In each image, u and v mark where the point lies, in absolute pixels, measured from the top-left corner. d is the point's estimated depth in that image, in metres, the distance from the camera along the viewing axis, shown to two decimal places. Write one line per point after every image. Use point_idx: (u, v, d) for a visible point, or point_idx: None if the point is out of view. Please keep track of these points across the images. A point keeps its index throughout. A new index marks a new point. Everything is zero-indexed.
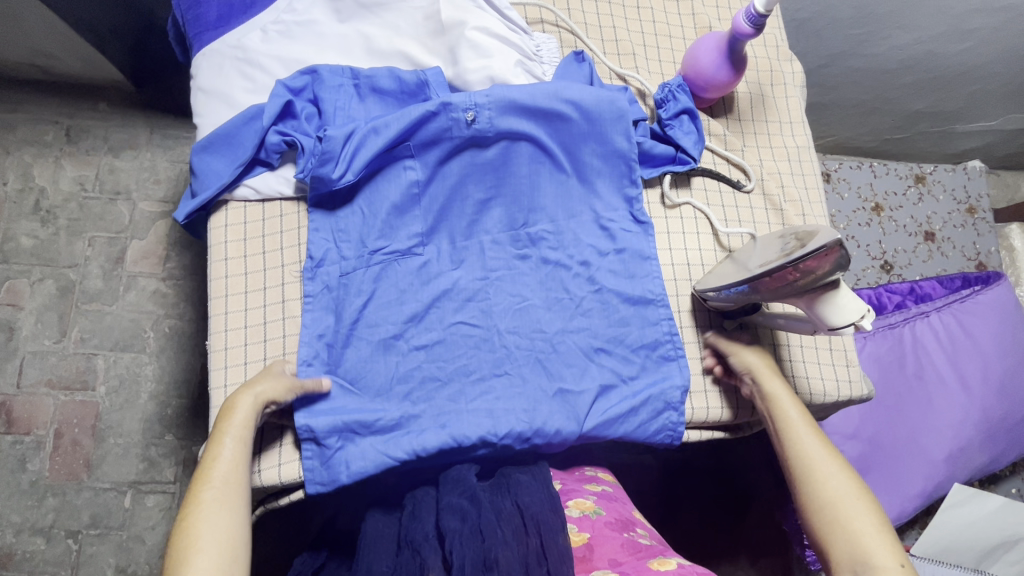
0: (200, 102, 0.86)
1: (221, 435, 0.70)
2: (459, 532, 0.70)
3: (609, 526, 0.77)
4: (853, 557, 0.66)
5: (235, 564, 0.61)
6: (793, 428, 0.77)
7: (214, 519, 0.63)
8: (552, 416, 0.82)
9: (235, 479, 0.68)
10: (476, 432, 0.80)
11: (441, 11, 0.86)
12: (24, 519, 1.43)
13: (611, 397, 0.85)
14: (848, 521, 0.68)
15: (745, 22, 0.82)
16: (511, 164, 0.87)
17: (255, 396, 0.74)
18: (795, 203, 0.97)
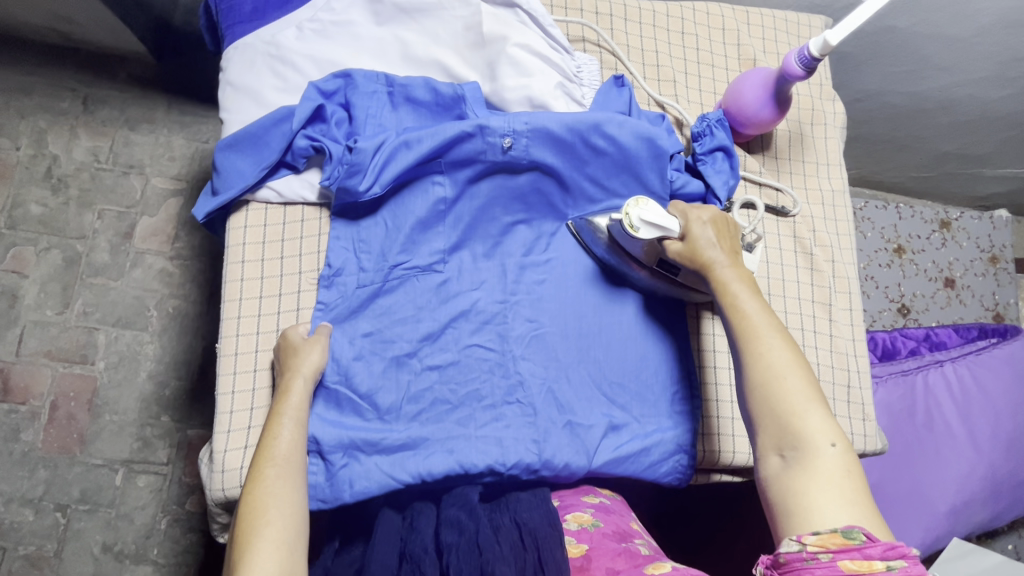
0: (227, 97, 0.84)
1: (278, 416, 0.72)
2: (456, 547, 0.69)
3: (606, 537, 0.73)
4: (783, 439, 0.62)
5: (299, 537, 0.63)
6: (747, 306, 0.69)
7: (279, 493, 0.66)
8: (608, 315, 0.87)
9: (295, 457, 0.70)
10: (484, 459, 0.79)
11: (483, 24, 0.84)
12: (14, 489, 1.42)
13: (658, 309, 0.88)
14: (788, 405, 0.63)
15: (796, 63, 0.79)
16: (543, 191, 0.86)
17: (306, 377, 0.75)
18: (826, 248, 0.95)
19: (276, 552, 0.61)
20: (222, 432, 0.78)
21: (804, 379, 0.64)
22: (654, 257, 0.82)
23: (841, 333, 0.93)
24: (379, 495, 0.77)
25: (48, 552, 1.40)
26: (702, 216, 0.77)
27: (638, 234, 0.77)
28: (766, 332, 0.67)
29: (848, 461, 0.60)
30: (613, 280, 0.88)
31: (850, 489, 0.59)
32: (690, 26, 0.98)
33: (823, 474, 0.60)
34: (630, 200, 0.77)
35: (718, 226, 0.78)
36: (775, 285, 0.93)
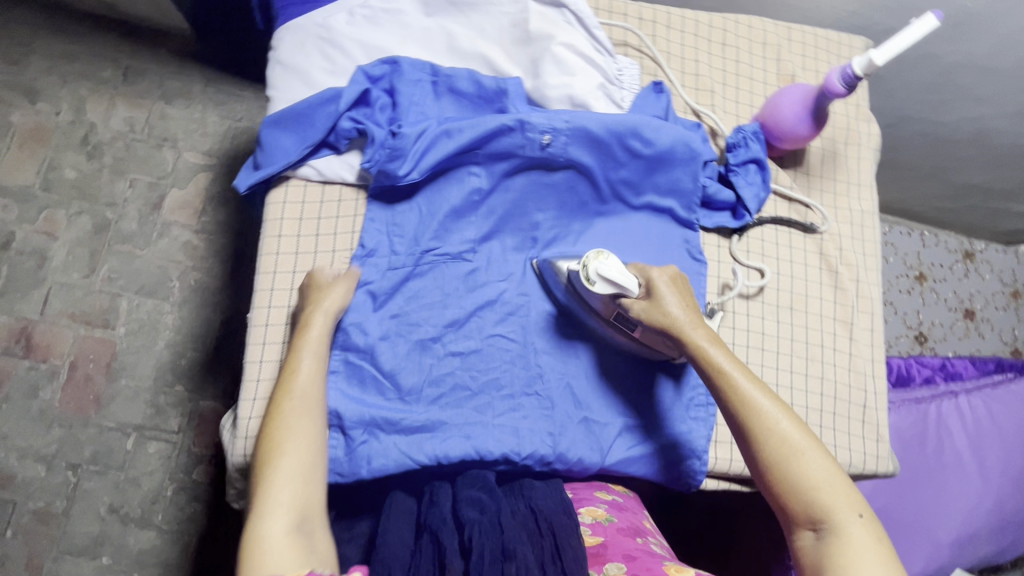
0: (276, 75, 0.85)
1: (297, 350, 0.75)
2: (478, 522, 0.70)
3: (622, 532, 0.75)
4: (811, 516, 0.64)
5: (315, 468, 0.67)
6: (735, 376, 0.71)
7: (296, 428, 0.69)
8: (558, 367, 0.86)
9: (313, 391, 0.73)
10: (501, 447, 0.80)
11: (530, 21, 0.86)
12: (28, 445, 1.46)
13: (609, 364, 0.87)
14: (805, 479, 0.65)
15: (837, 80, 0.80)
16: (577, 190, 0.87)
17: (327, 316, 0.77)
18: (851, 267, 0.95)
19: (293, 483, 0.65)
20: (248, 400, 0.80)
21: (809, 447, 0.66)
22: (611, 314, 0.82)
23: (861, 352, 0.93)
24: (396, 473, 0.79)
25: (57, 509, 1.43)
26: (662, 277, 0.78)
27: (595, 287, 0.77)
28: (761, 402, 0.69)
29: (874, 525, 0.63)
30: (564, 333, 0.88)
31: (885, 554, 0.61)
32: (732, 38, 0.99)
33: (856, 539, 0.61)
34: (590, 252, 0.79)
35: (678, 288, 0.78)
36: (797, 299, 0.93)
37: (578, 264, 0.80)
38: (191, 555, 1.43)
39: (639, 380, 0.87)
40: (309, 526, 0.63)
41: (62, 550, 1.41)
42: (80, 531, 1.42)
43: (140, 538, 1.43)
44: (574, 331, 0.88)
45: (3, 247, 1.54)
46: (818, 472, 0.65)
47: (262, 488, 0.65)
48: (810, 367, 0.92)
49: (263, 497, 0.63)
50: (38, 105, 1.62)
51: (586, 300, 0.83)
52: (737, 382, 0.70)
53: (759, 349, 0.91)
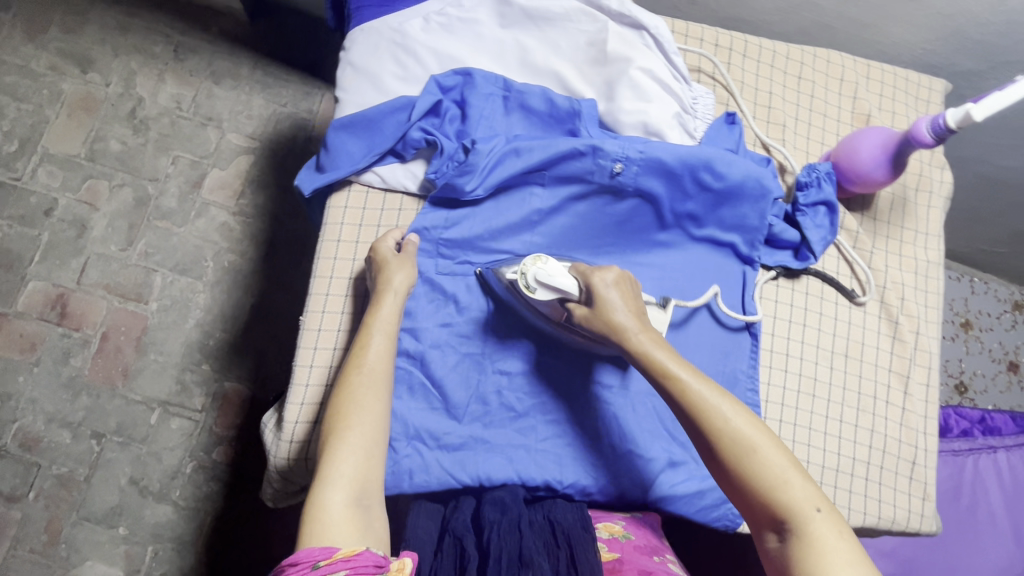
0: (347, 77, 0.84)
1: (369, 328, 0.75)
2: (497, 524, 0.71)
3: (640, 550, 0.73)
4: (773, 518, 0.59)
5: (378, 445, 0.67)
6: (680, 375, 0.67)
7: (363, 402, 0.69)
8: (493, 369, 0.83)
9: (381, 368, 0.72)
10: (543, 474, 0.80)
11: (607, 42, 0.84)
12: (55, 410, 1.47)
13: (549, 360, 0.84)
14: (763, 480, 0.60)
15: (926, 129, 0.77)
16: (639, 220, 0.85)
17: (397, 294, 0.77)
18: (912, 318, 0.93)
19: (357, 456, 0.66)
20: (295, 404, 0.81)
21: (761, 443, 0.62)
22: (564, 317, 0.79)
23: (914, 408, 0.91)
24: (437, 490, 0.79)
25: (78, 476, 1.45)
26: (605, 276, 0.75)
27: (537, 295, 0.76)
28: (709, 400, 0.65)
29: (837, 520, 0.58)
30: (500, 331, 0.84)
31: (851, 553, 0.56)
32: (808, 71, 0.96)
33: (820, 539, 0.57)
34: (528, 258, 0.77)
35: (624, 290, 0.75)
36: (853, 347, 0.91)
37: (516, 272, 0.78)
38: (205, 533, 1.45)
39: (583, 377, 0.84)
40: (367, 501, 0.63)
41: (81, 517, 1.43)
42: (99, 500, 1.44)
43: (156, 512, 1.45)
44: (511, 326, 0.84)
45: (45, 213, 1.56)
46: (774, 470, 0.61)
47: (328, 462, 0.65)
48: (860, 418, 0.89)
49: (330, 466, 0.64)
50: (89, 75, 1.63)
51: (528, 303, 0.80)
52: (682, 382, 0.66)
53: (809, 396, 0.89)
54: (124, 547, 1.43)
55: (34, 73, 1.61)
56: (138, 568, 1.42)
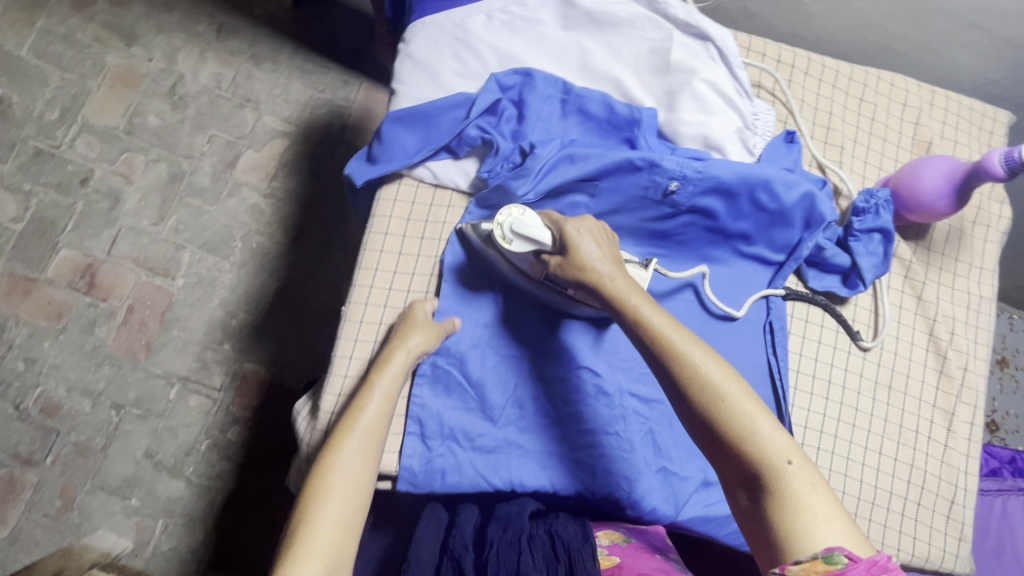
0: (405, 69, 0.84)
1: (370, 388, 0.73)
2: (497, 542, 0.71)
3: (639, 553, 0.71)
4: (743, 472, 0.57)
5: (355, 519, 0.63)
6: (653, 322, 0.64)
7: (348, 470, 0.65)
8: (461, 320, 0.82)
9: (376, 434, 0.70)
10: (577, 482, 0.79)
11: (671, 51, 0.83)
12: (77, 378, 1.49)
13: (518, 314, 0.83)
14: (735, 433, 0.58)
15: (998, 161, 0.74)
16: (688, 235, 0.83)
17: (407, 355, 0.75)
18: (962, 353, 0.90)
19: (332, 529, 0.61)
20: (332, 394, 0.80)
21: (734, 392, 0.59)
22: (543, 277, 0.78)
23: (957, 445, 0.89)
24: (469, 491, 0.79)
25: (95, 445, 1.46)
26: (580, 223, 0.73)
27: (512, 246, 0.74)
28: (680, 347, 0.62)
29: (809, 471, 0.56)
30: (470, 282, 0.83)
31: (827, 507, 0.54)
32: (870, 94, 0.94)
33: (790, 494, 0.54)
34: (504, 208, 0.75)
35: (600, 233, 0.73)
36: (898, 379, 0.89)
37: (493, 225, 0.76)
38: (215, 511, 1.45)
39: (550, 334, 0.83)
40: None
41: (95, 485, 1.44)
42: (114, 471, 1.45)
43: (168, 487, 1.45)
44: (482, 278, 0.83)
45: (80, 183, 1.57)
46: (745, 420, 0.58)
47: (300, 531, 0.61)
48: (900, 451, 0.87)
49: (301, 538, 0.60)
50: (132, 49, 1.64)
51: (505, 258, 0.79)
52: (655, 329, 0.64)
53: (849, 425, 0.87)
54: (135, 519, 1.43)
55: (79, 44, 1.63)
56: (147, 541, 1.42)
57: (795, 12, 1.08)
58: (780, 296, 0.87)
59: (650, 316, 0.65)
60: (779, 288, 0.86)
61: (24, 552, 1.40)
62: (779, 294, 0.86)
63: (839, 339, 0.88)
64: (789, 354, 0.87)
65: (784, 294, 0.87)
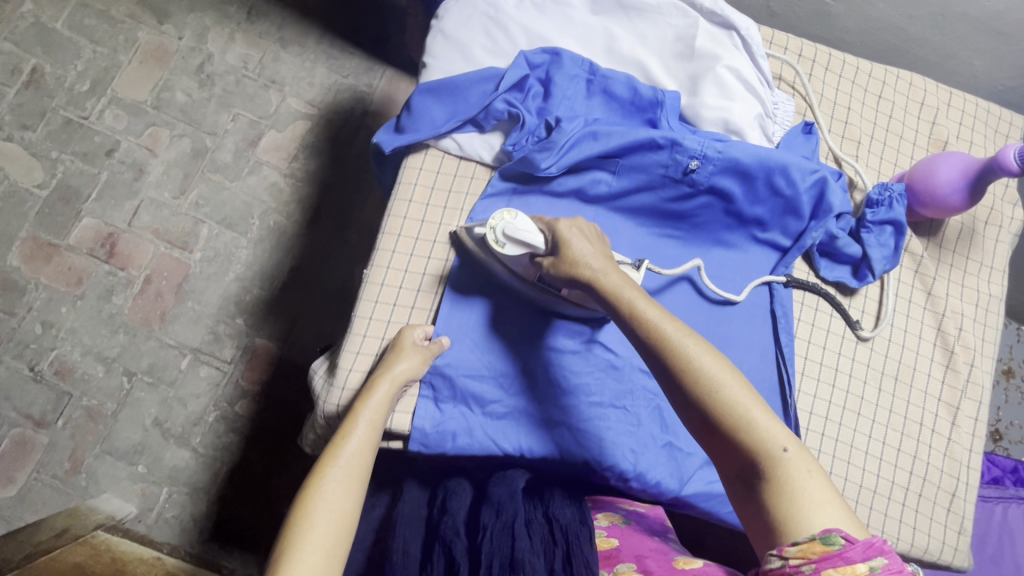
0: (437, 44, 0.87)
1: (355, 417, 0.73)
2: (490, 527, 0.71)
3: (635, 534, 0.74)
4: (739, 462, 0.57)
5: (341, 544, 0.61)
6: (648, 316, 0.64)
7: (332, 497, 0.64)
8: (452, 322, 0.83)
9: (361, 460, 0.69)
10: (586, 452, 0.80)
11: (696, 38, 0.85)
12: (92, 344, 1.46)
13: (509, 316, 0.84)
14: (731, 422, 0.57)
15: (1012, 156, 0.76)
16: (703, 218, 0.85)
17: (392, 382, 0.76)
18: (969, 350, 0.91)
19: (317, 553, 0.59)
20: (351, 352, 0.82)
21: (728, 382, 0.59)
22: (537, 278, 0.80)
23: (960, 440, 0.90)
24: (479, 454, 0.81)
25: (106, 411, 1.44)
26: (569, 222, 0.75)
27: (505, 249, 0.76)
28: (675, 339, 0.62)
29: (805, 458, 0.55)
30: (464, 285, 0.84)
31: (825, 494, 0.53)
32: (888, 92, 0.96)
33: (786, 481, 0.54)
34: (496, 213, 0.77)
35: (588, 232, 0.76)
36: (904, 371, 0.90)
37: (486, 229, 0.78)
38: (219, 484, 1.41)
39: (540, 335, 0.84)
40: None
41: (103, 450, 1.42)
42: (122, 437, 1.43)
43: (175, 456, 1.42)
44: (476, 282, 0.85)
45: (106, 154, 1.56)
46: (740, 409, 0.58)
47: (283, 559, 0.58)
48: (904, 443, 0.89)
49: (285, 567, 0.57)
50: (164, 27, 1.64)
51: (499, 261, 0.81)
52: (651, 321, 0.64)
53: (854, 413, 0.88)
54: (141, 485, 1.41)
55: (112, 19, 1.63)
56: (151, 507, 1.40)
57: (817, 13, 1.10)
58: (781, 284, 0.88)
59: (646, 309, 0.64)
60: (781, 275, 0.88)
61: (31, 511, 1.38)
62: (780, 281, 0.87)
63: (846, 328, 0.90)
64: (797, 341, 0.89)
65: (785, 281, 0.87)
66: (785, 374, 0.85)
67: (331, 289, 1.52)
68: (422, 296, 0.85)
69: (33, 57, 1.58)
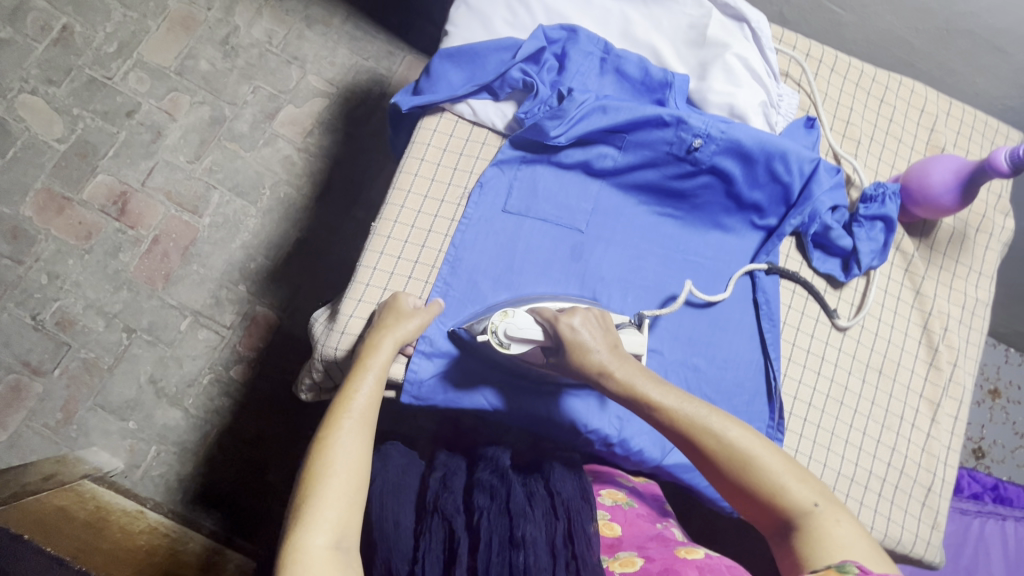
0: (460, 14, 0.91)
1: (363, 371, 0.71)
2: (487, 510, 0.70)
3: (638, 521, 0.76)
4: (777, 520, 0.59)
5: (360, 489, 0.62)
6: (667, 403, 0.63)
7: (351, 448, 0.63)
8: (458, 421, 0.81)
9: (372, 413, 0.68)
10: (572, 412, 0.82)
11: (708, 27, 0.89)
12: (95, 298, 1.46)
13: (511, 394, 0.82)
14: (765, 487, 0.59)
15: (1003, 158, 0.79)
16: (703, 200, 0.88)
17: (395, 342, 0.75)
18: (952, 349, 0.94)
19: (339, 501, 0.60)
20: (352, 299, 0.85)
21: (757, 449, 0.61)
22: (543, 362, 0.77)
23: (939, 436, 0.92)
24: (468, 409, 0.83)
25: (102, 363, 1.43)
26: (571, 318, 0.71)
27: (512, 349, 0.74)
28: (700, 419, 0.62)
29: (838, 510, 0.58)
30: (462, 379, 0.82)
31: (857, 540, 0.55)
32: (890, 96, 0.99)
33: (823, 535, 0.56)
34: (494, 314, 0.75)
35: (594, 323, 0.71)
36: (888, 365, 0.92)
37: (486, 331, 0.75)
38: (207, 447, 1.41)
39: (545, 412, 0.82)
40: (347, 542, 0.58)
41: (97, 403, 1.41)
42: (116, 392, 1.42)
43: (167, 415, 1.42)
44: (474, 373, 0.83)
45: (126, 114, 1.56)
46: (774, 473, 0.60)
47: (307, 505, 0.59)
48: (883, 435, 0.90)
49: (309, 511, 0.58)
50: None
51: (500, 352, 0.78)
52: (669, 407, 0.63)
53: (837, 402, 0.90)
54: (130, 441, 1.40)
55: None
56: (138, 464, 1.39)
57: (828, 23, 1.15)
58: (763, 271, 0.89)
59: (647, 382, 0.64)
60: (762, 262, 0.89)
61: (19, 457, 1.37)
62: (761, 269, 0.89)
63: (834, 319, 0.92)
64: (786, 327, 0.91)
65: (766, 269, 0.89)
66: (773, 354, 0.88)
67: (334, 265, 1.52)
68: (425, 252, 0.87)
69: (64, 16, 1.59)
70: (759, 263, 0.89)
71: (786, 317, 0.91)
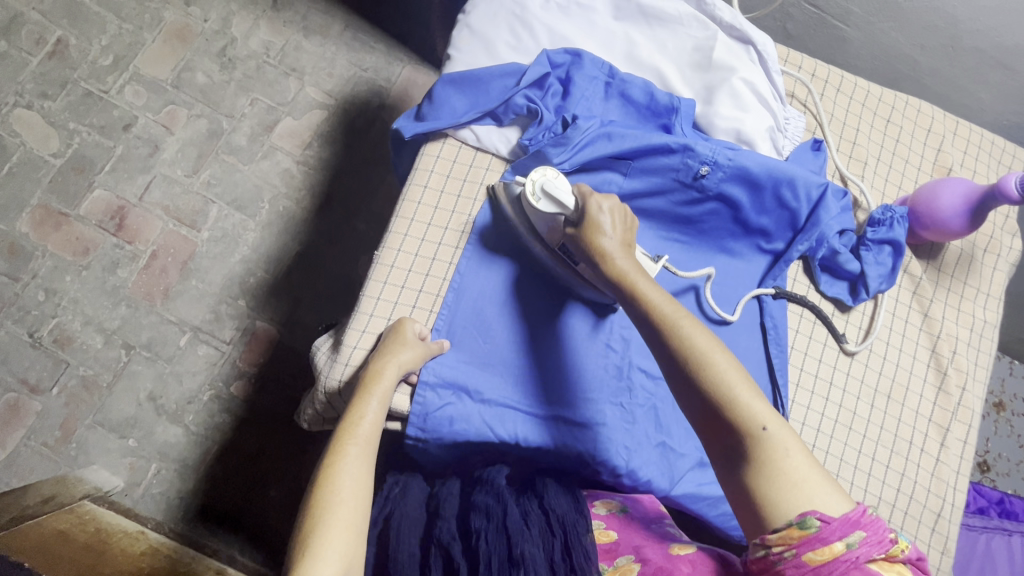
0: (462, 37, 0.90)
1: (367, 395, 0.71)
2: (484, 530, 0.70)
3: (635, 526, 0.74)
4: (726, 440, 0.58)
5: (364, 520, 0.61)
6: (652, 299, 0.65)
7: (357, 476, 0.63)
8: (475, 279, 0.85)
9: (376, 441, 0.67)
10: (568, 327, 0.85)
11: (714, 50, 0.88)
12: (93, 315, 1.44)
13: (530, 289, 0.85)
14: (719, 400, 0.58)
15: (1013, 184, 0.78)
16: (710, 225, 0.88)
17: (399, 368, 0.74)
18: (961, 372, 0.93)
19: (344, 532, 0.58)
20: (356, 330, 0.83)
21: (718, 358, 0.60)
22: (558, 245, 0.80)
23: (948, 461, 0.91)
24: (473, 440, 0.81)
25: (102, 381, 1.42)
26: (604, 200, 0.74)
27: (538, 204, 0.76)
28: (672, 320, 0.63)
29: (789, 437, 0.56)
30: (491, 244, 0.86)
31: (804, 474, 0.54)
32: (897, 116, 0.99)
33: (768, 461, 0.55)
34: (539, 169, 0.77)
35: (620, 218, 0.74)
36: (897, 389, 0.92)
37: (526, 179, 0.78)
38: (208, 463, 1.39)
39: (554, 312, 0.85)
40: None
41: (96, 421, 1.40)
42: (115, 409, 1.41)
43: (167, 432, 1.40)
44: (504, 242, 0.86)
45: (123, 128, 1.54)
46: (730, 386, 0.58)
47: (313, 537, 0.57)
48: (892, 460, 0.90)
49: (316, 543, 0.57)
50: (190, 8, 1.62)
51: (529, 222, 0.82)
52: (651, 303, 0.65)
53: (846, 428, 0.89)
54: (130, 459, 1.38)
55: None
56: (139, 482, 1.37)
57: (832, 38, 1.14)
58: (770, 296, 0.89)
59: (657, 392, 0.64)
60: (769, 287, 0.89)
61: (18, 477, 1.36)
62: (769, 294, 0.88)
63: (842, 344, 0.91)
64: (793, 353, 0.90)
65: (773, 293, 0.89)
66: (780, 381, 0.86)
67: (335, 279, 1.51)
68: (430, 281, 0.86)
69: (59, 29, 1.57)
70: (767, 287, 0.88)
71: (794, 343, 0.90)
